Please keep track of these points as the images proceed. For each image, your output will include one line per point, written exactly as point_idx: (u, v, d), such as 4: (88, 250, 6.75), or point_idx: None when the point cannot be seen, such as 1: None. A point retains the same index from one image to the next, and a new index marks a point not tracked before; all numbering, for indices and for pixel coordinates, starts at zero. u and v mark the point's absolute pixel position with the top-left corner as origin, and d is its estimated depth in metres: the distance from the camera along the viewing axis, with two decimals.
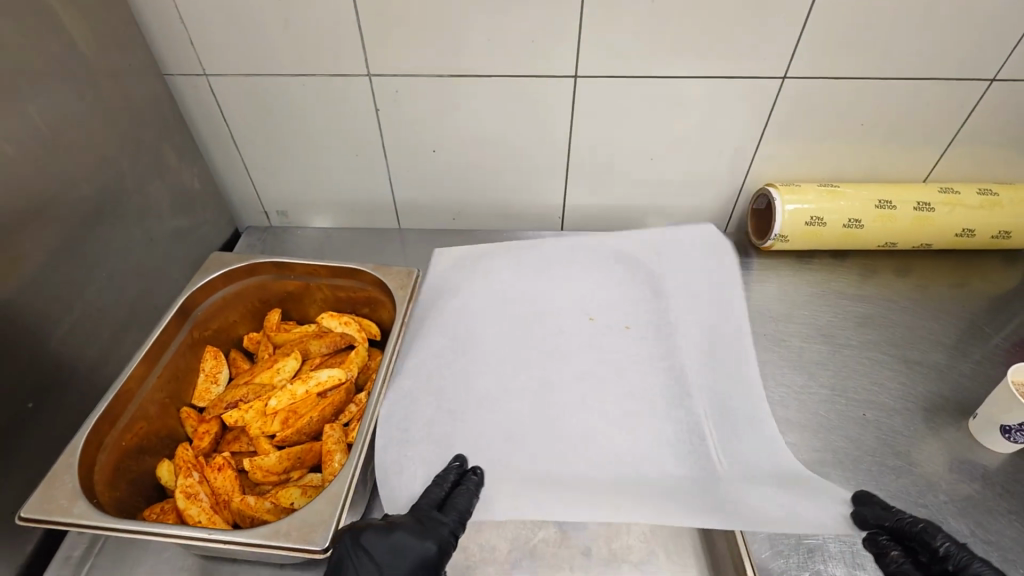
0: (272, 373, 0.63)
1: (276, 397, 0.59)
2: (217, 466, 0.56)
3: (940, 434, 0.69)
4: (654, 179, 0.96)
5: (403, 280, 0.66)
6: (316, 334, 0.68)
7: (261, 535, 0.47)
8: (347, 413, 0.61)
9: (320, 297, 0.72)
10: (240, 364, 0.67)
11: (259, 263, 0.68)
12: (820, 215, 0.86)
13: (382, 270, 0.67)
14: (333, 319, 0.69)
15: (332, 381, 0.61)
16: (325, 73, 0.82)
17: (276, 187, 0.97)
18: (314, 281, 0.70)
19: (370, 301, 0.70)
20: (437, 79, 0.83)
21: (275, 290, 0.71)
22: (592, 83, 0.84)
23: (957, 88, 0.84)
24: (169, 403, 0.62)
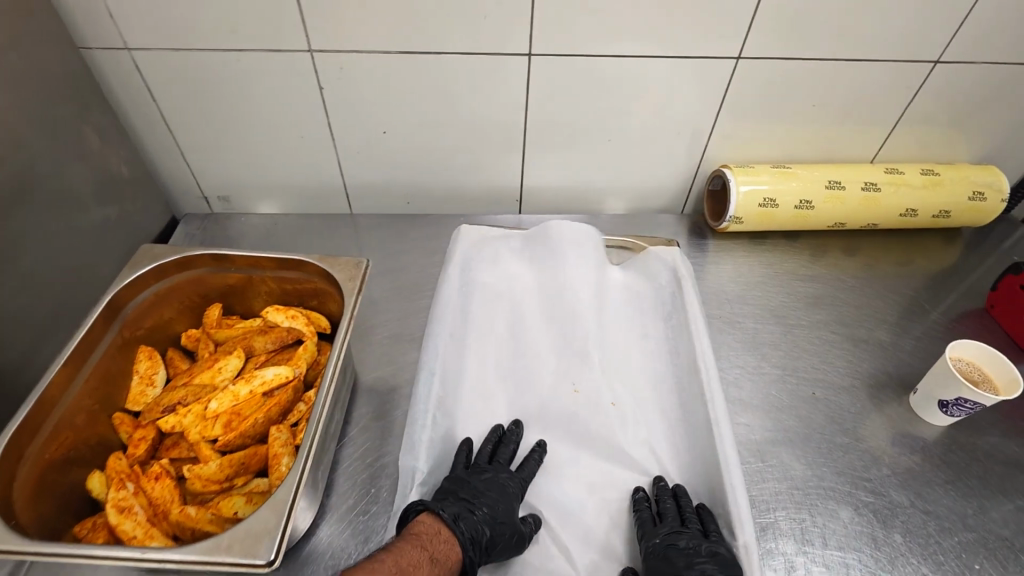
0: (213, 373, 0.60)
1: (217, 399, 0.56)
2: (154, 476, 0.53)
3: (883, 409, 0.72)
4: (612, 160, 0.95)
5: (352, 271, 0.63)
6: (260, 330, 0.65)
7: (201, 550, 0.44)
8: (295, 413, 0.58)
9: (264, 290, 0.68)
10: (178, 364, 0.63)
11: (194, 256, 0.63)
12: (774, 197, 0.87)
13: (329, 260, 0.64)
14: (279, 313, 0.66)
15: (279, 379, 0.59)
16: (263, 49, 0.76)
17: (217, 171, 0.91)
18: (258, 273, 0.66)
19: (318, 294, 0.67)
20: (384, 56, 0.78)
21: (213, 284, 0.66)
22: (547, 62, 0.81)
23: (905, 69, 0.85)
24: (99, 409, 0.57)
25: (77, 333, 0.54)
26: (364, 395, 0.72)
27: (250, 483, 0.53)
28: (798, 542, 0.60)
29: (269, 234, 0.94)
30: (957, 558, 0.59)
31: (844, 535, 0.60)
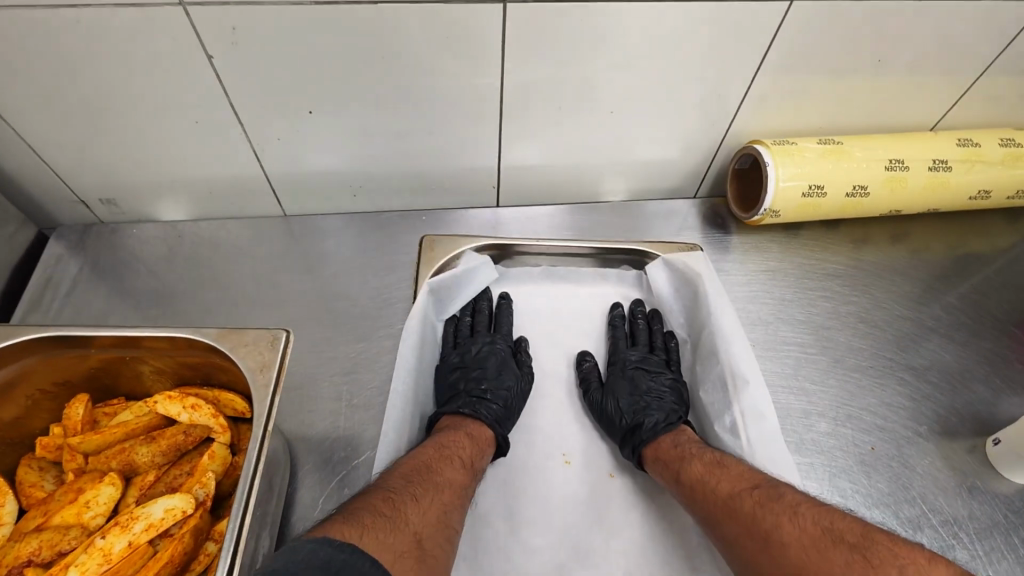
0: (78, 510, 0.42)
1: (79, 565, 0.39)
2: None
3: (956, 464, 0.59)
4: (612, 136, 0.74)
5: (265, 353, 0.44)
6: (147, 433, 0.47)
7: None
8: (199, 564, 0.42)
9: (150, 368, 0.49)
10: (33, 489, 0.45)
11: (32, 339, 0.44)
12: (820, 183, 0.69)
13: (232, 337, 0.45)
14: (171, 403, 0.47)
15: (172, 519, 0.42)
16: (110, 3, 0.52)
17: (88, 170, 0.68)
18: (134, 351, 0.47)
19: (225, 373, 0.48)
20: (294, 8, 0.55)
21: (73, 369, 0.47)
22: (528, 10, 0.58)
23: (1004, 10, 0.64)
24: None
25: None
26: None
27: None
28: None
29: (175, 248, 0.73)
30: None
31: None
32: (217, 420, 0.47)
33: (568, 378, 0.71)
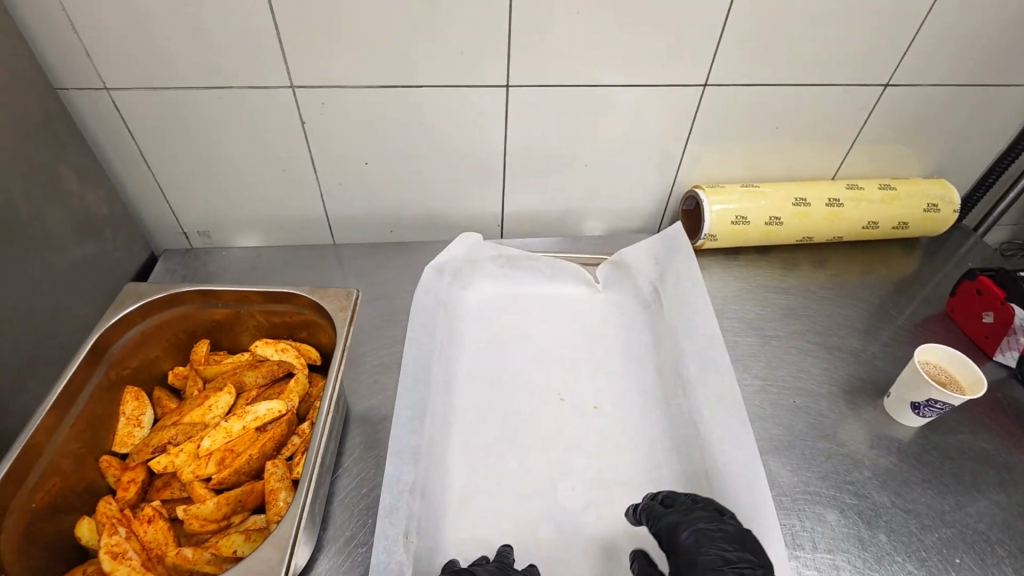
0: (203, 411, 0.59)
1: (210, 437, 0.56)
2: (147, 518, 0.51)
3: (861, 414, 0.75)
4: (588, 185, 0.98)
5: (342, 302, 0.63)
6: (250, 365, 0.64)
7: None
8: (290, 446, 0.58)
9: (252, 324, 0.68)
10: (167, 404, 0.62)
11: (183, 292, 0.64)
12: (744, 214, 0.91)
13: (319, 292, 0.64)
14: (268, 346, 0.66)
15: (272, 414, 0.58)
16: (243, 85, 0.77)
17: (197, 206, 0.91)
18: (245, 308, 0.66)
19: (308, 325, 0.67)
20: (365, 90, 0.80)
21: (200, 320, 0.66)
22: (525, 91, 0.84)
23: (859, 92, 0.91)
24: (86, 453, 0.56)
25: (62, 379, 0.54)
26: (356, 425, 0.71)
27: (247, 519, 0.52)
28: (789, 547, 0.62)
29: (252, 266, 0.94)
30: (939, 554, 0.62)
31: (832, 538, 0.63)
32: (300, 357, 0.65)
33: (555, 344, 0.79)
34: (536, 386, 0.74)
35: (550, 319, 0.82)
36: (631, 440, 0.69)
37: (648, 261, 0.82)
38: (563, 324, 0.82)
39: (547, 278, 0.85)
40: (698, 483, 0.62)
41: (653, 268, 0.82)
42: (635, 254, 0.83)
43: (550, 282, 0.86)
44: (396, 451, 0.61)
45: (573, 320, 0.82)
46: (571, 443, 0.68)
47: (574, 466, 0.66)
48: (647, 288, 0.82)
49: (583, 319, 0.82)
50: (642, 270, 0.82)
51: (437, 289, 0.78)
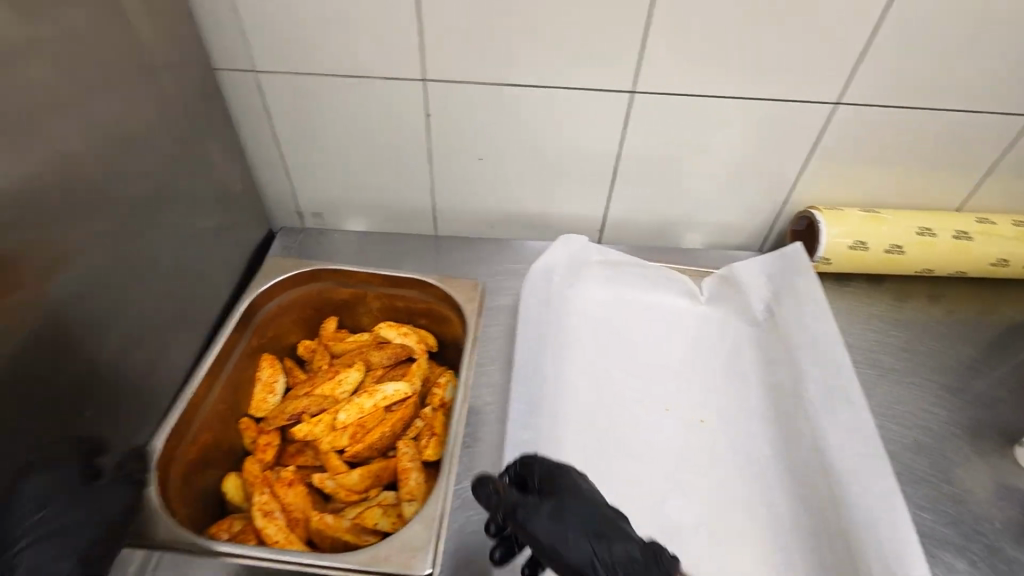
0: (334, 385, 0.60)
1: (344, 410, 0.58)
2: (288, 482, 0.55)
3: (988, 463, 0.71)
4: (697, 198, 0.97)
5: (469, 294, 0.66)
6: (375, 345, 0.66)
7: (358, 561, 0.48)
8: (415, 428, 0.60)
9: (375, 305, 0.70)
10: (297, 374, 0.66)
11: (321, 270, 0.68)
12: (865, 240, 0.87)
13: (447, 283, 0.67)
14: (391, 329, 0.67)
15: (399, 395, 0.60)
16: (380, 76, 0.80)
17: (317, 188, 0.95)
18: (372, 290, 0.69)
19: (429, 313, 0.69)
20: (494, 88, 0.82)
21: (329, 297, 0.70)
22: (650, 99, 0.83)
23: (1003, 121, 0.86)
24: (229, 411, 0.63)
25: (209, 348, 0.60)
26: None
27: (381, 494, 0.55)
28: None
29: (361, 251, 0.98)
30: None
31: None
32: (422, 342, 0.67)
33: (661, 356, 0.78)
34: (644, 396, 0.73)
35: (654, 328, 0.81)
36: (745, 462, 0.67)
37: (762, 279, 0.80)
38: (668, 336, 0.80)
39: (652, 286, 0.84)
40: (823, 514, 0.60)
41: (768, 286, 0.79)
42: (747, 270, 0.80)
43: (656, 290, 0.84)
44: (513, 445, 0.63)
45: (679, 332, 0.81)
46: (682, 458, 0.67)
47: (686, 481, 0.65)
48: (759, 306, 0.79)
49: (689, 331, 0.81)
50: (754, 286, 0.80)
51: (545, 290, 0.78)
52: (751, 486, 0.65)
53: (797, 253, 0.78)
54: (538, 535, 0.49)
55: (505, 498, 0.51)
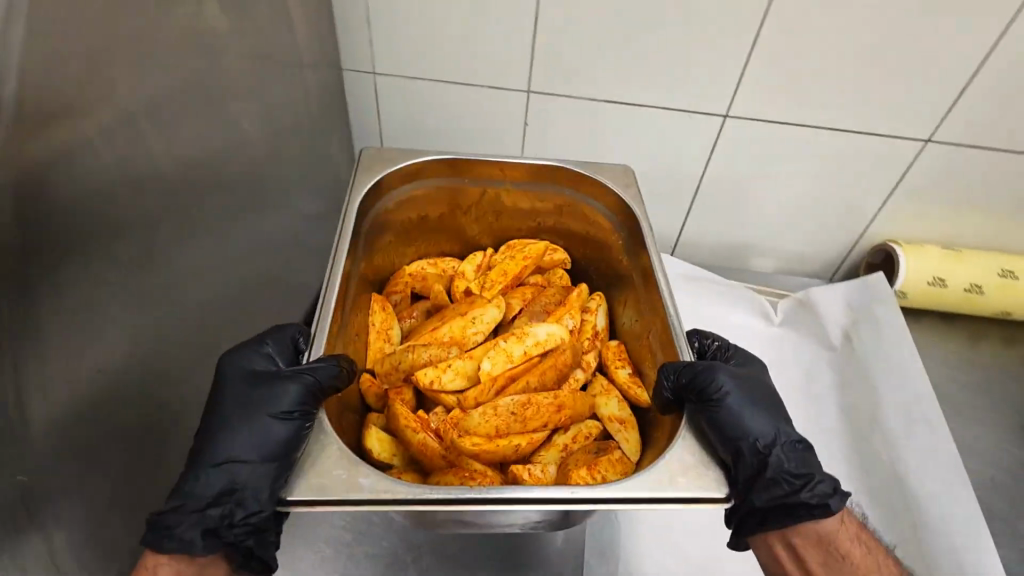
0: (464, 326, 0.63)
1: (491, 360, 0.59)
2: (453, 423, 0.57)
3: None
4: (772, 226, 0.98)
5: (623, 175, 0.72)
6: (509, 287, 0.71)
7: (649, 486, 0.45)
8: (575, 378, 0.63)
9: (504, 200, 0.75)
10: (405, 318, 0.69)
11: (429, 163, 0.71)
12: (942, 277, 0.88)
13: (598, 172, 0.72)
14: (521, 247, 0.75)
15: (551, 340, 0.62)
16: (487, 85, 0.86)
17: None
18: (491, 185, 0.74)
19: (561, 208, 0.75)
20: (591, 102, 0.86)
21: (442, 195, 0.74)
22: (741, 123, 0.86)
23: None
24: (355, 362, 0.62)
25: (341, 256, 0.59)
26: None
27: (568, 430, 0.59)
28: None
29: None
30: None
31: None
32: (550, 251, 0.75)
33: None
34: None
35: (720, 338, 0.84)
36: None
37: (842, 304, 0.82)
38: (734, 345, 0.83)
39: (722, 299, 0.87)
40: (897, 527, 0.65)
41: (847, 312, 0.82)
42: (827, 294, 0.83)
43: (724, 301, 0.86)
44: None
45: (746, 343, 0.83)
46: None
47: None
48: (835, 329, 0.81)
49: (754, 342, 0.83)
50: (832, 311, 0.82)
51: None
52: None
53: (880, 282, 0.82)
54: (729, 398, 0.52)
55: (705, 361, 0.53)
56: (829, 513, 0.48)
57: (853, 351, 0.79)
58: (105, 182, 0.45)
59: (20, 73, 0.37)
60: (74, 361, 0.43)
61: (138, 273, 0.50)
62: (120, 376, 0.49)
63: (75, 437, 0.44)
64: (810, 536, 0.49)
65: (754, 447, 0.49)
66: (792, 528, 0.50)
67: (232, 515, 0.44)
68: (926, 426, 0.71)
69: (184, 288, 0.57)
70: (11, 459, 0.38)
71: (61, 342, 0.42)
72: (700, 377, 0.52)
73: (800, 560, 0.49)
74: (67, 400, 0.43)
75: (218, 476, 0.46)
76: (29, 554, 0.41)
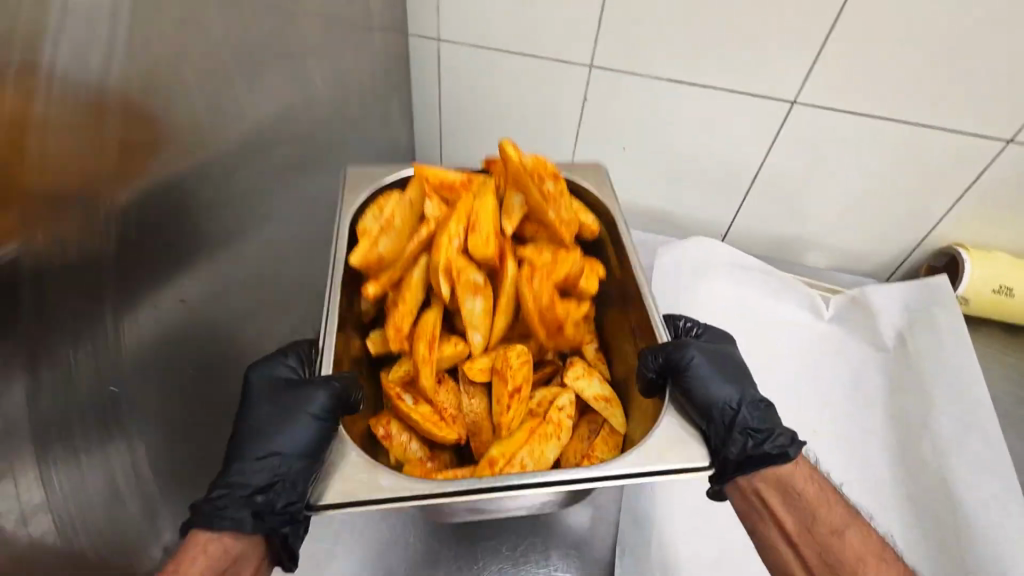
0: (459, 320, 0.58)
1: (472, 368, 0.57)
2: (439, 382, 0.59)
3: None
4: (830, 220, 0.95)
5: (596, 175, 0.70)
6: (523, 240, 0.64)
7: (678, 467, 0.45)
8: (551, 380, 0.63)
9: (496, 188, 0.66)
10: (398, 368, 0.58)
11: (411, 176, 0.67)
12: (1010, 286, 0.84)
13: (570, 168, 0.71)
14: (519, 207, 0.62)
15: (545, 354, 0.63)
16: (548, 57, 0.85)
17: (462, 155, 1.02)
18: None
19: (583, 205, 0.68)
20: (653, 81, 0.84)
21: None
22: (809, 111, 0.83)
23: None
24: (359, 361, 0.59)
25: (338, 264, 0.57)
26: None
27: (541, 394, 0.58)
28: None
29: None
30: None
31: None
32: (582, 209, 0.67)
33: (777, 361, 0.80)
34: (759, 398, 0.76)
35: (767, 330, 0.83)
36: (859, 476, 0.70)
37: (900, 306, 0.80)
38: (782, 339, 0.82)
39: (771, 291, 0.85)
40: (940, 529, 0.64)
41: (904, 315, 0.79)
42: (882, 295, 0.80)
43: (774, 294, 0.85)
44: None
45: (793, 339, 0.82)
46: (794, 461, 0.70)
47: None
48: (890, 331, 0.79)
49: (801, 337, 0.82)
50: (886, 311, 0.80)
51: (671, 284, 0.84)
52: (866, 502, 0.67)
53: (943, 285, 0.78)
54: (699, 368, 0.52)
55: (678, 339, 0.54)
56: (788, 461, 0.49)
57: (906, 355, 0.77)
58: (199, 127, 0.48)
59: (132, 16, 0.39)
60: (160, 289, 0.47)
61: (217, 215, 0.53)
62: (198, 308, 0.53)
63: (157, 356, 0.48)
64: (786, 506, 0.49)
65: (726, 414, 0.49)
66: (764, 489, 0.50)
67: (274, 503, 0.44)
68: (983, 432, 0.68)
69: (253, 234, 0.60)
70: (101, 368, 0.42)
71: (150, 271, 0.46)
72: (675, 359, 0.52)
73: (761, 501, 0.50)
74: (152, 322, 0.47)
75: (264, 466, 0.45)
76: (115, 461, 0.46)
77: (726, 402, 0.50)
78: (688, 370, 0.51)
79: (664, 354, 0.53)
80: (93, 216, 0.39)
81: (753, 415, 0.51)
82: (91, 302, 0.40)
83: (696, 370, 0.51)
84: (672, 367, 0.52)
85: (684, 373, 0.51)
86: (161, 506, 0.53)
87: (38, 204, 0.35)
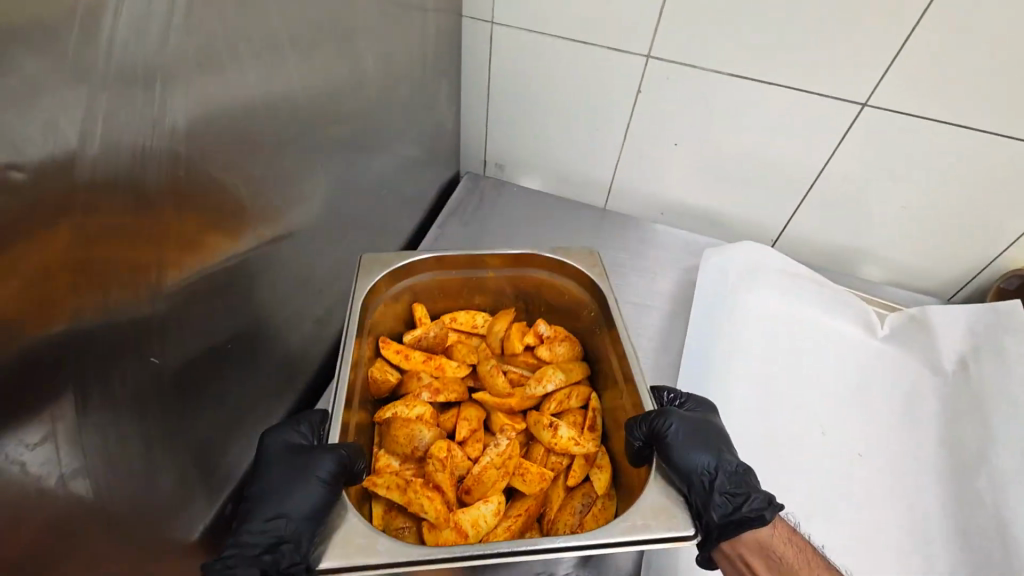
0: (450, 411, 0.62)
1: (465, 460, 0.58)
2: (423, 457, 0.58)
3: None
4: (892, 233, 0.89)
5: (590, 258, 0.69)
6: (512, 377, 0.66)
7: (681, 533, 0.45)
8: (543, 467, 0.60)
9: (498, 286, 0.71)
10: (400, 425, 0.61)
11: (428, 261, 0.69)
12: None
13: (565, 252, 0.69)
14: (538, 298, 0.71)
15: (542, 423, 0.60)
16: (603, 45, 0.82)
17: (507, 142, 1.01)
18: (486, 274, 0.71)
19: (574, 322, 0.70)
20: (712, 73, 0.80)
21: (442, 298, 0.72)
22: (881, 113, 0.77)
23: None
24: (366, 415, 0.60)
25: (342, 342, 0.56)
26: None
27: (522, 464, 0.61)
28: None
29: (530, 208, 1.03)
30: None
31: None
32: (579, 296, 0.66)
33: (824, 377, 0.76)
34: (802, 414, 0.73)
35: (814, 344, 0.79)
36: (907, 505, 0.66)
37: (964, 328, 0.74)
38: (829, 356, 0.78)
39: (821, 304, 0.81)
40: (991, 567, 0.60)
41: (968, 336, 0.74)
42: (944, 315, 0.75)
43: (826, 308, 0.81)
44: None
45: (843, 355, 0.78)
46: (837, 482, 0.67)
47: (841, 504, 0.66)
48: (951, 354, 0.74)
49: (852, 355, 0.78)
50: (949, 332, 0.75)
51: (715, 289, 0.81)
52: (913, 533, 0.64)
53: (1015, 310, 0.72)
54: (681, 434, 0.51)
55: (657, 408, 0.53)
56: (765, 523, 0.47)
57: (968, 380, 0.72)
58: (250, 101, 0.47)
59: None
60: (204, 261, 0.48)
61: (261, 191, 0.53)
62: (239, 281, 0.53)
63: (197, 327, 0.49)
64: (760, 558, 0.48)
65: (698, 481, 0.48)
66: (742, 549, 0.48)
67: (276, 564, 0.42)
68: None
69: (296, 212, 0.60)
70: (142, 335, 0.43)
71: (194, 246, 0.46)
72: (652, 424, 0.52)
73: (747, 567, 0.48)
74: (190, 294, 0.47)
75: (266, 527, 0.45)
76: (152, 428, 0.47)
77: (695, 468, 0.49)
78: (664, 436, 0.51)
79: (647, 424, 0.52)
80: (141, 190, 0.40)
81: (726, 481, 0.49)
82: (139, 274, 0.41)
83: (675, 435, 0.51)
84: (651, 435, 0.52)
85: (661, 440, 0.51)
86: (194, 471, 0.54)
87: (89, 177, 0.36)
